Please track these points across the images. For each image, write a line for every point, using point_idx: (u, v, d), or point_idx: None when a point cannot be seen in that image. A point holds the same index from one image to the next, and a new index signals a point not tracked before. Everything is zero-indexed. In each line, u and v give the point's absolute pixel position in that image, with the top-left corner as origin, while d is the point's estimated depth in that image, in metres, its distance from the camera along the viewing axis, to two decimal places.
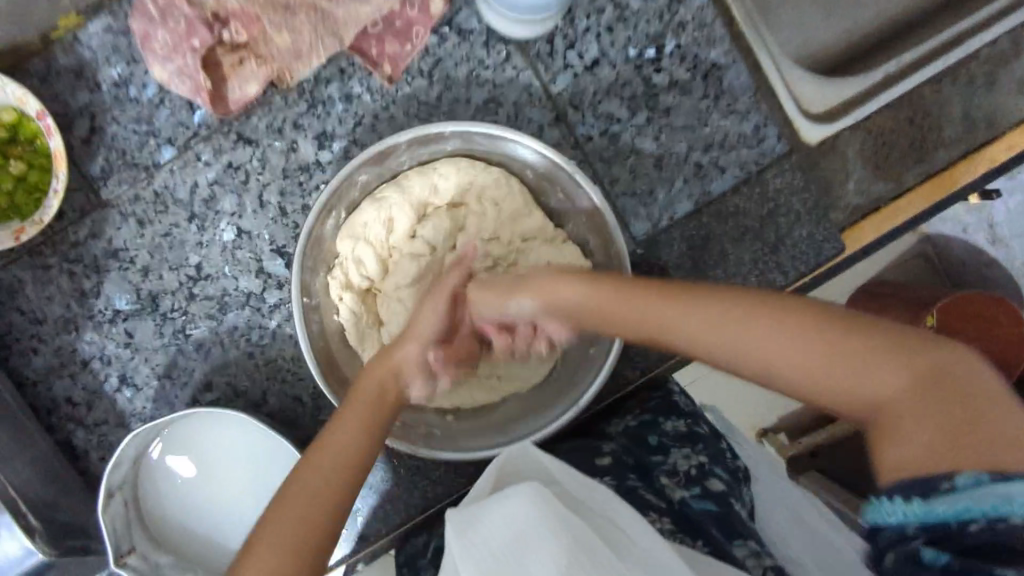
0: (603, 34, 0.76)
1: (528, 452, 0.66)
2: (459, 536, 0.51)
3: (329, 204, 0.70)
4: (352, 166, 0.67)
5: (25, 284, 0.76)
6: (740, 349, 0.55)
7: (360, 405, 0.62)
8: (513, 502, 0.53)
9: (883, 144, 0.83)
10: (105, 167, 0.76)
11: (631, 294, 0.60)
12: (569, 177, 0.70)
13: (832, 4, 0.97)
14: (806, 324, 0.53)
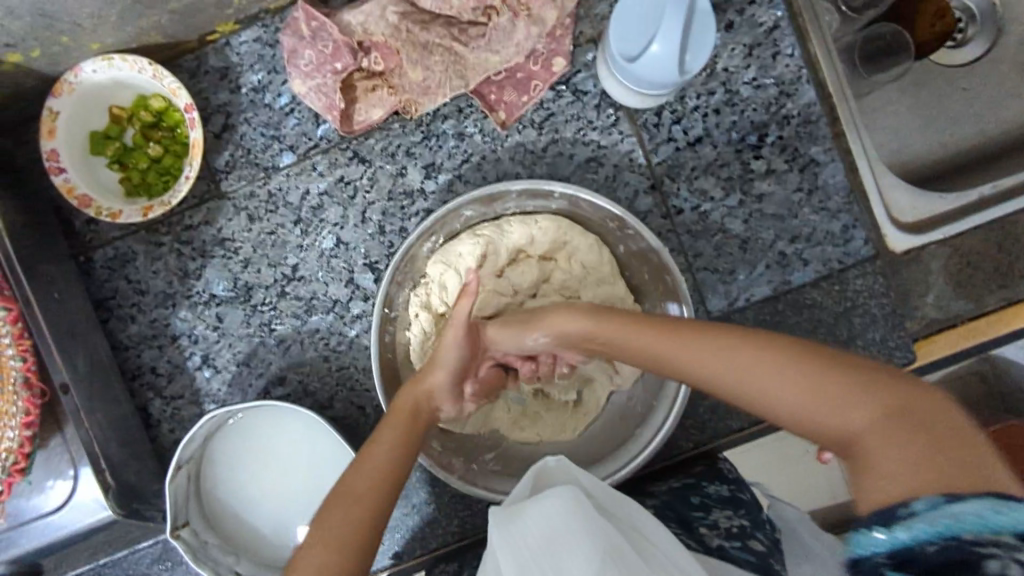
0: (710, 114, 0.80)
1: (557, 461, 0.61)
2: (498, 529, 0.50)
3: (432, 227, 0.74)
4: (463, 200, 0.73)
5: (137, 257, 0.82)
6: (740, 386, 0.56)
7: (390, 429, 0.66)
8: (552, 501, 0.51)
9: (968, 263, 0.83)
10: (229, 162, 0.81)
11: (673, 339, 0.61)
12: (653, 247, 0.73)
13: (930, 116, 0.99)
14: (803, 365, 0.54)
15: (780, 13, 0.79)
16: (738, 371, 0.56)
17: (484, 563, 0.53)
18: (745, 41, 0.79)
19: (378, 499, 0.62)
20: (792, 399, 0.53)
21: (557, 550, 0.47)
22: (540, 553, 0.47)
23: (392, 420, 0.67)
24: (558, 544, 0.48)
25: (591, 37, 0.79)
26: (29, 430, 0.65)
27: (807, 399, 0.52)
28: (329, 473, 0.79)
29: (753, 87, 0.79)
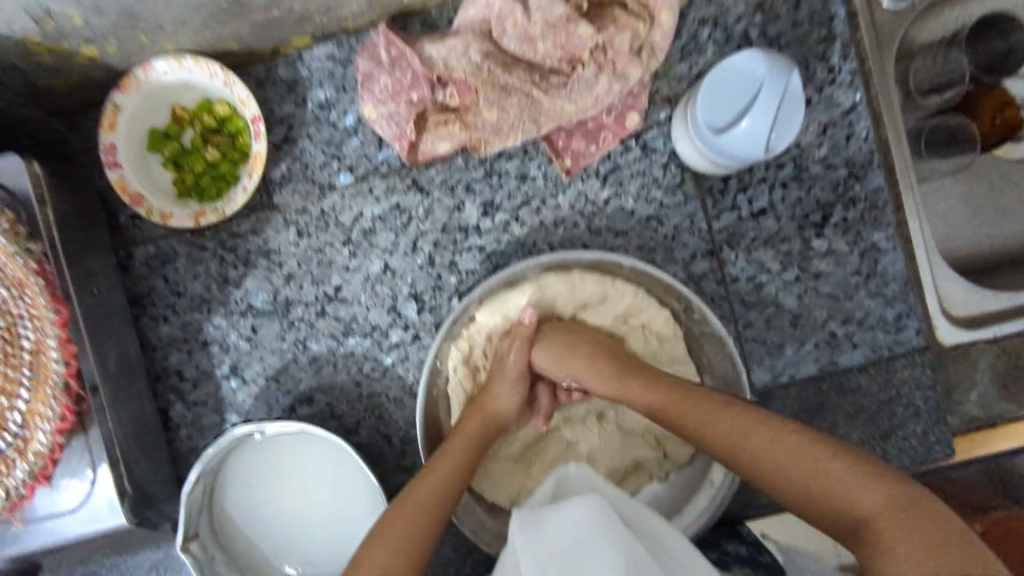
0: (777, 187, 0.79)
1: (577, 471, 0.62)
2: (524, 534, 0.54)
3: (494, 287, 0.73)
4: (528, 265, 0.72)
5: (178, 257, 0.80)
6: (756, 457, 0.56)
7: (463, 433, 0.68)
8: (576, 512, 0.54)
9: (1016, 365, 0.82)
10: (285, 174, 0.80)
11: (679, 400, 0.63)
12: (710, 326, 0.72)
13: (982, 207, 0.99)
14: (813, 449, 0.54)
15: (859, 96, 0.78)
16: (758, 446, 0.57)
17: (503, 558, 0.56)
18: (820, 119, 0.78)
19: (447, 500, 0.63)
20: (803, 475, 0.54)
21: (581, 559, 0.51)
22: (561, 559, 0.51)
23: (461, 430, 0.69)
24: (581, 554, 0.52)
25: (666, 97, 0.78)
26: (62, 436, 0.60)
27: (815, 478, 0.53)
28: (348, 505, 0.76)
29: (823, 165, 0.79)
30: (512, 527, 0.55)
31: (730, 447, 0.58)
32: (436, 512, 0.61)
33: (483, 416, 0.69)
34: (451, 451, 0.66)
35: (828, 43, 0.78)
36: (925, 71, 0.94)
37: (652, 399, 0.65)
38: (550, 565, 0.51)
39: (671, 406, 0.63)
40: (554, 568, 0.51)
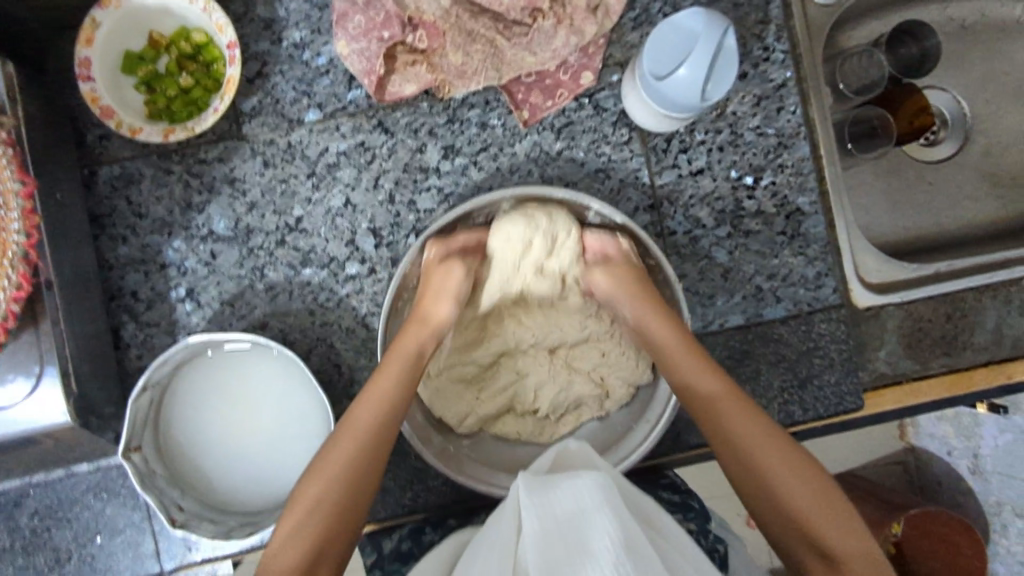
0: (714, 150, 0.86)
1: (577, 446, 0.68)
2: (529, 496, 0.57)
3: (468, 211, 0.77)
4: (509, 193, 0.76)
5: (143, 179, 0.82)
6: (770, 484, 0.66)
7: (368, 394, 0.69)
8: (583, 481, 0.57)
9: (919, 327, 0.91)
10: (255, 107, 0.83)
11: (727, 409, 0.69)
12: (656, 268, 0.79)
13: (898, 202, 1.12)
14: (820, 501, 0.64)
15: (788, 74, 0.87)
16: (770, 459, 0.66)
17: (506, 510, 0.60)
18: (755, 92, 0.87)
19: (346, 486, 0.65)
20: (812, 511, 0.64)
21: (585, 526, 0.54)
22: (568, 523, 0.54)
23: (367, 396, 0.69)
24: (585, 521, 0.54)
25: (618, 61, 0.85)
26: (17, 305, 0.61)
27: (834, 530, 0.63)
28: (296, 425, 0.79)
29: (755, 134, 0.87)
30: (520, 490, 0.58)
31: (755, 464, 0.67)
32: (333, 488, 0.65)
33: (380, 389, 0.69)
34: (351, 422, 0.68)
35: (764, 26, 0.87)
36: (852, 71, 1.04)
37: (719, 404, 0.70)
38: (552, 527, 0.54)
39: (732, 416, 0.69)
40: (558, 530, 0.54)
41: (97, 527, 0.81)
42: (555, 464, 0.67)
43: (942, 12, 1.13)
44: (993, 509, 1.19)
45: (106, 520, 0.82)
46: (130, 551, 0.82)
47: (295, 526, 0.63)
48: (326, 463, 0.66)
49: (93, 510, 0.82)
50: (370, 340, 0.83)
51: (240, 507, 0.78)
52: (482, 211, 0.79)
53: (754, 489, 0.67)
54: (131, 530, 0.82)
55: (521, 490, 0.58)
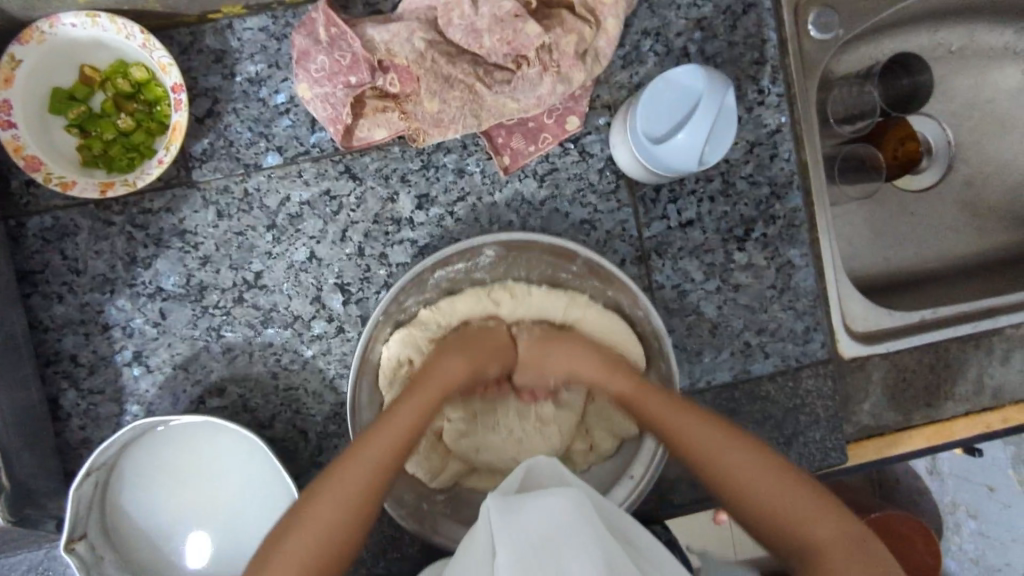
0: (704, 200, 0.82)
1: (546, 461, 0.63)
2: (501, 521, 0.53)
3: (448, 258, 0.73)
4: (489, 240, 0.72)
5: (79, 232, 0.74)
6: (723, 468, 0.64)
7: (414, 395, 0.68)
8: (556, 503, 0.54)
9: (903, 378, 0.90)
10: (206, 150, 0.75)
11: (648, 401, 0.69)
12: (644, 316, 0.75)
13: (882, 234, 1.11)
14: (779, 478, 0.62)
15: (783, 119, 0.83)
16: (704, 443, 0.65)
17: (473, 538, 0.56)
18: (748, 138, 0.82)
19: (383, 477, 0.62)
20: (752, 483, 0.63)
21: (560, 546, 0.51)
22: (542, 545, 0.51)
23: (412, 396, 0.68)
24: (560, 541, 0.51)
25: (605, 103, 0.79)
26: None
27: (760, 478, 0.63)
28: (260, 505, 0.73)
29: (748, 182, 0.82)
30: (491, 513, 0.55)
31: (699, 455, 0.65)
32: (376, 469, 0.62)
33: (424, 384, 0.69)
34: (398, 419, 0.65)
35: (759, 67, 0.82)
36: (842, 103, 1.00)
37: (638, 397, 0.70)
38: (526, 549, 0.51)
39: (662, 408, 0.68)
40: (532, 552, 0.51)
41: None
42: (525, 479, 0.62)
43: (933, 38, 1.09)
44: (949, 508, 1.31)
45: None
46: None
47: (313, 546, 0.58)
48: (355, 455, 0.62)
49: None
50: (338, 406, 0.77)
51: None
52: (462, 258, 0.75)
53: (713, 474, 0.65)
54: None
55: (490, 510, 0.55)
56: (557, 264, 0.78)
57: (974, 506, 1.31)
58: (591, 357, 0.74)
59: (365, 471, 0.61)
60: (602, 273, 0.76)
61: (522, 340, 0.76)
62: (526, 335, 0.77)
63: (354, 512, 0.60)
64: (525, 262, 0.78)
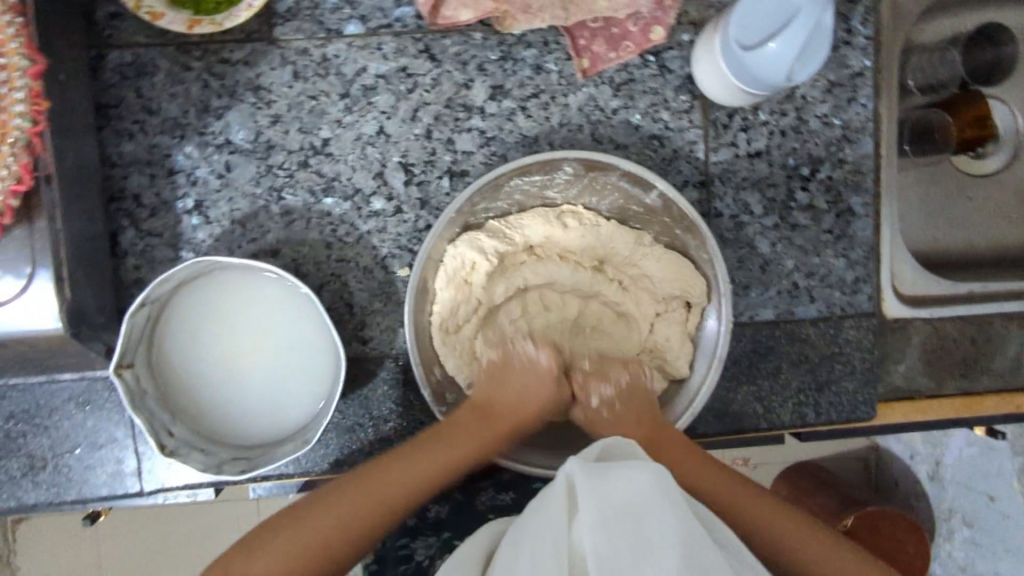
0: (775, 134, 0.81)
1: (620, 441, 0.64)
2: (587, 481, 0.55)
3: (529, 168, 0.73)
4: (572, 155, 0.72)
5: (157, 73, 0.74)
6: (712, 488, 0.68)
7: (464, 432, 0.70)
8: (640, 477, 0.55)
9: (942, 345, 0.89)
10: (292, 9, 0.75)
11: (668, 448, 0.70)
12: (709, 260, 0.75)
13: (935, 214, 1.09)
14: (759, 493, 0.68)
15: (868, 63, 0.81)
16: (710, 483, 0.68)
17: (548, 491, 0.57)
18: (829, 77, 0.81)
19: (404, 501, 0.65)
20: (725, 496, 0.67)
21: (643, 518, 0.52)
22: (625, 513, 0.52)
23: (462, 415, 0.71)
24: (644, 513, 0.53)
25: (692, 20, 0.79)
26: (14, 200, 0.54)
27: (747, 496, 0.67)
28: (301, 364, 0.75)
29: (821, 122, 0.82)
30: (575, 471, 0.56)
31: (689, 480, 0.68)
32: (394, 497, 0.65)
33: (471, 407, 0.71)
34: (449, 449, 0.68)
35: (852, 5, 0.81)
36: (923, 69, 1.01)
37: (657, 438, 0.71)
38: (610, 515, 0.52)
39: (673, 442, 0.70)
40: (615, 523, 0.52)
41: (78, 439, 0.77)
42: (603, 452, 0.63)
43: None
44: (944, 514, 1.31)
45: (87, 433, 0.77)
46: (112, 467, 0.78)
47: (316, 535, 0.61)
48: (390, 465, 0.66)
49: (73, 421, 0.77)
50: (386, 283, 0.78)
51: (231, 441, 0.74)
52: (542, 170, 0.75)
53: (703, 494, 0.67)
54: (112, 446, 0.78)
55: (576, 477, 0.56)
56: (632, 195, 0.77)
57: (971, 513, 1.26)
58: (648, 416, 0.72)
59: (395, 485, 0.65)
60: (673, 208, 0.75)
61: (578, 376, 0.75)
62: (598, 400, 0.73)
63: (372, 516, 0.63)
64: (602, 188, 0.78)
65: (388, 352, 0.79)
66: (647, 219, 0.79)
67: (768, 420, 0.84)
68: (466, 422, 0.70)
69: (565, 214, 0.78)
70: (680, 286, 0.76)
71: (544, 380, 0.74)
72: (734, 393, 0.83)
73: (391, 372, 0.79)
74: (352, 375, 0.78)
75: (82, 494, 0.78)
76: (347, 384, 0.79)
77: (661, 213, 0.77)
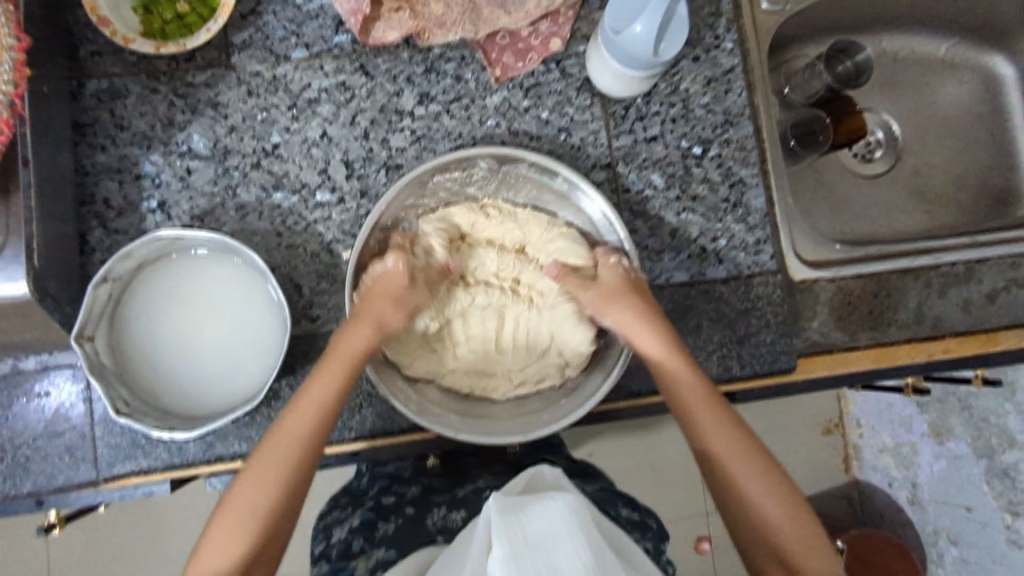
0: (667, 121, 0.94)
1: (549, 471, 0.71)
2: (501, 516, 0.58)
3: (446, 164, 0.83)
4: (481, 151, 0.82)
5: (129, 96, 0.86)
6: (711, 425, 0.76)
7: (316, 378, 0.75)
8: (558, 508, 0.58)
9: (849, 301, 0.97)
10: (246, 41, 0.89)
11: (686, 384, 0.77)
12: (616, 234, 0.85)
13: (838, 209, 1.23)
14: (768, 467, 0.74)
15: (736, 61, 0.97)
16: (730, 453, 0.75)
17: (476, 526, 0.61)
18: (705, 74, 0.96)
19: (303, 446, 0.72)
20: (720, 444, 0.75)
21: (552, 543, 0.55)
22: (533, 543, 0.55)
23: (318, 372, 0.76)
24: (553, 539, 0.56)
25: (585, 35, 0.94)
26: None
27: (746, 455, 0.74)
28: (249, 338, 0.81)
29: (705, 110, 0.95)
30: (491, 508, 0.59)
31: (700, 431, 0.76)
32: (292, 451, 0.72)
33: (329, 361, 0.76)
34: (308, 399, 0.74)
35: (716, 18, 0.97)
36: (798, 84, 1.16)
37: (680, 379, 0.78)
38: (521, 539, 0.56)
39: (686, 384, 0.78)
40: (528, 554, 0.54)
41: (36, 428, 0.81)
42: (529, 483, 0.70)
43: (879, 45, 1.27)
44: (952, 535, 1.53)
45: (45, 422, 0.81)
46: (67, 456, 0.80)
47: (233, 517, 0.69)
48: (273, 434, 0.73)
49: (31, 410, 0.81)
50: (331, 265, 0.87)
51: (184, 413, 0.79)
52: (459, 166, 0.85)
53: (703, 443, 0.76)
54: (70, 435, 0.81)
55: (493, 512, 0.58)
56: (540, 183, 0.88)
57: (955, 531, 1.53)
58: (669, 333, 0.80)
59: (279, 453, 0.72)
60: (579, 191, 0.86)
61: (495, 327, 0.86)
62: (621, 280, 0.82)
63: (274, 484, 0.71)
64: (513, 181, 0.88)
65: (333, 327, 0.85)
66: (563, 206, 0.89)
67: (696, 374, 0.90)
68: (322, 367, 0.76)
69: (486, 206, 0.88)
70: (583, 258, 0.86)
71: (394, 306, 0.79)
72: None
73: None
74: (303, 350, 0.84)
75: (37, 485, 0.80)
76: (298, 359, 0.84)
77: (571, 197, 0.88)
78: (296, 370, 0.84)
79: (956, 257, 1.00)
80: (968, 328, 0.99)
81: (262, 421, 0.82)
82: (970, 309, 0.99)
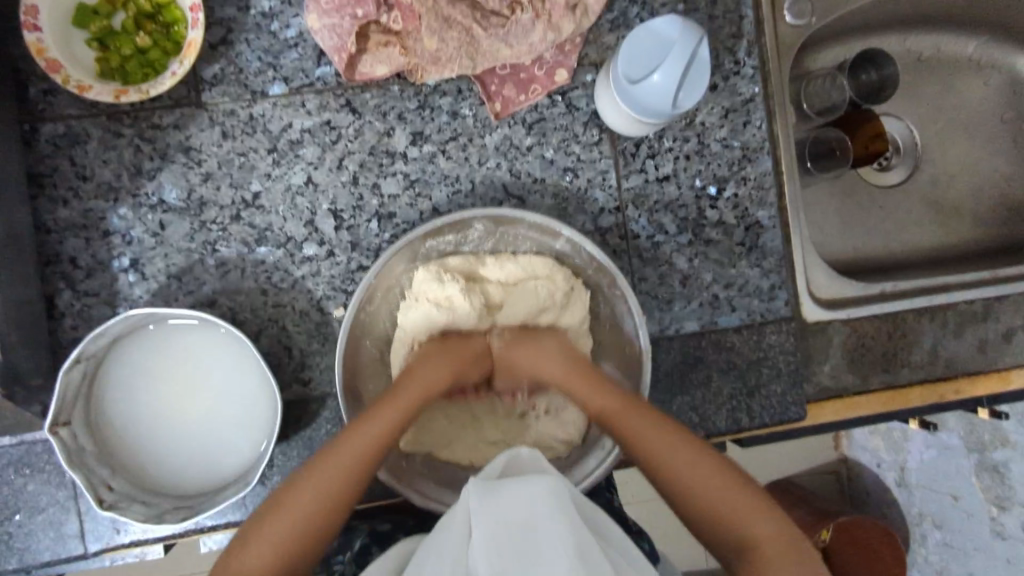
0: (681, 158, 0.87)
1: (529, 454, 0.65)
2: (478, 501, 0.56)
3: (438, 228, 0.76)
4: (477, 215, 0.75)
5: (89, 141, 0.78)
6: (621, 426, 0.71)
7: (385, 405, 0.70)
8: (534, 484, 0.58)
9: (862, 344, 0.94)
10: (217, 75, 0.79)
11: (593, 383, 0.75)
12: (621, 294, 0.79)
13: (851, 223, 1.17)
14: (690, 447, 0.68)
15: (757, 89, 0.88)
16: (680, 466, 0.67)
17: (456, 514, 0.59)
18: (724, 104, 0.88)
19: (359, 472, 0.66)
20: (648, 439, 0.69)
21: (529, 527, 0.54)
22: (511, 529, 0.54)
23: (394, 390, 0.72)
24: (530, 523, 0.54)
25: (593, 62, 0.85)
26: None
27: (673, 448, 0.68)
28: (235, 413, 0.77)
29: (722, 145, 0.88)
30: (470, 495, 0.58)
31: (615, 414, 0.72)
32: (350, 473, 0.65)
33: (407, 379, 0.73)
34: (373, 421, 0.68)
35: (737, 40, 0.88)
36: (816, 94, 1.07)
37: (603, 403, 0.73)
38: (499, 524, 0.54)
39: (619, 413, 0.71)
40: (506, 533, 0.53)
41: (17, 505, 0.77)
42: (506, 467, 0.65)
43: (904, 44, 1.18)
44: (917, 521, 1.51)
45: (26, 498, 0.77)
46: (53, 531, 0.78)
47: (276, 542, 0.60)
48: (313, 468, 0.65)
49: (13, 486, 0.77)
50: (322, 325, 0.81)
51: (172, 494, 0.76)
52: (452, 230, 0.78)
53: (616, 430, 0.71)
54: (53, 510, 0.78)
55: (470, 492, 0.57)
56: (539, 242, 0.82)
57: (939, 516, 1.46)
58: (551, 346, 0.79)
59: (331, 479, 0.65)
60: (582, 251, 0.79)
61: (497, 345, 0.82)
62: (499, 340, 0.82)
63: (315, 518, 0.63)
64: (511, 239, 0.82)
65: (327, 392, 0.81)
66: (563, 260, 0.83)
67: (704, 429, 0.87)
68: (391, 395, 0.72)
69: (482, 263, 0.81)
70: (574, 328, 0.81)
71: (478, 349, 0.81)
72: (669, 403, 0.87)
73: (334, 415, 0.80)
74: (295, 417, 0.80)
75: (24, 562, 0.77)
76: (290, 427, 0.80)
77: (573, 257, 0.81)
78: (289, 438, 0.80)
79: (976, 295, 0.96)
80: (981, 368, 0.96)
81: (255, 490, 0.79)
82: (985, 349, 0.96)
